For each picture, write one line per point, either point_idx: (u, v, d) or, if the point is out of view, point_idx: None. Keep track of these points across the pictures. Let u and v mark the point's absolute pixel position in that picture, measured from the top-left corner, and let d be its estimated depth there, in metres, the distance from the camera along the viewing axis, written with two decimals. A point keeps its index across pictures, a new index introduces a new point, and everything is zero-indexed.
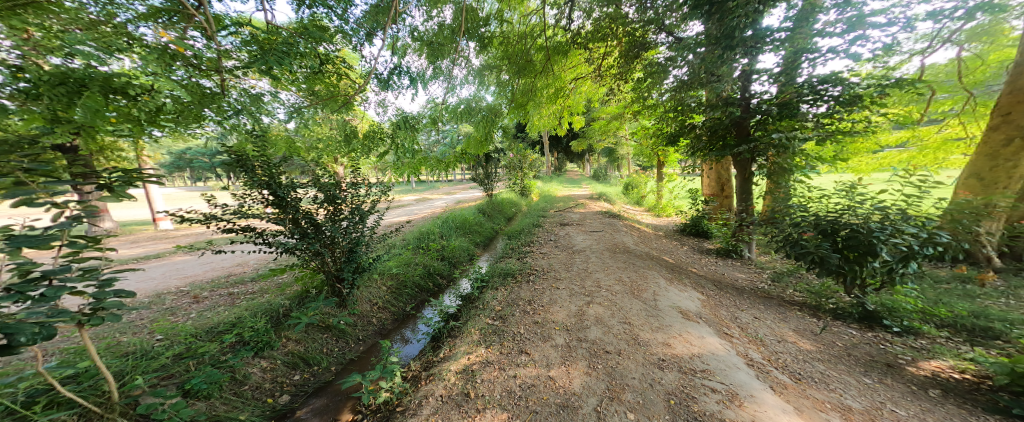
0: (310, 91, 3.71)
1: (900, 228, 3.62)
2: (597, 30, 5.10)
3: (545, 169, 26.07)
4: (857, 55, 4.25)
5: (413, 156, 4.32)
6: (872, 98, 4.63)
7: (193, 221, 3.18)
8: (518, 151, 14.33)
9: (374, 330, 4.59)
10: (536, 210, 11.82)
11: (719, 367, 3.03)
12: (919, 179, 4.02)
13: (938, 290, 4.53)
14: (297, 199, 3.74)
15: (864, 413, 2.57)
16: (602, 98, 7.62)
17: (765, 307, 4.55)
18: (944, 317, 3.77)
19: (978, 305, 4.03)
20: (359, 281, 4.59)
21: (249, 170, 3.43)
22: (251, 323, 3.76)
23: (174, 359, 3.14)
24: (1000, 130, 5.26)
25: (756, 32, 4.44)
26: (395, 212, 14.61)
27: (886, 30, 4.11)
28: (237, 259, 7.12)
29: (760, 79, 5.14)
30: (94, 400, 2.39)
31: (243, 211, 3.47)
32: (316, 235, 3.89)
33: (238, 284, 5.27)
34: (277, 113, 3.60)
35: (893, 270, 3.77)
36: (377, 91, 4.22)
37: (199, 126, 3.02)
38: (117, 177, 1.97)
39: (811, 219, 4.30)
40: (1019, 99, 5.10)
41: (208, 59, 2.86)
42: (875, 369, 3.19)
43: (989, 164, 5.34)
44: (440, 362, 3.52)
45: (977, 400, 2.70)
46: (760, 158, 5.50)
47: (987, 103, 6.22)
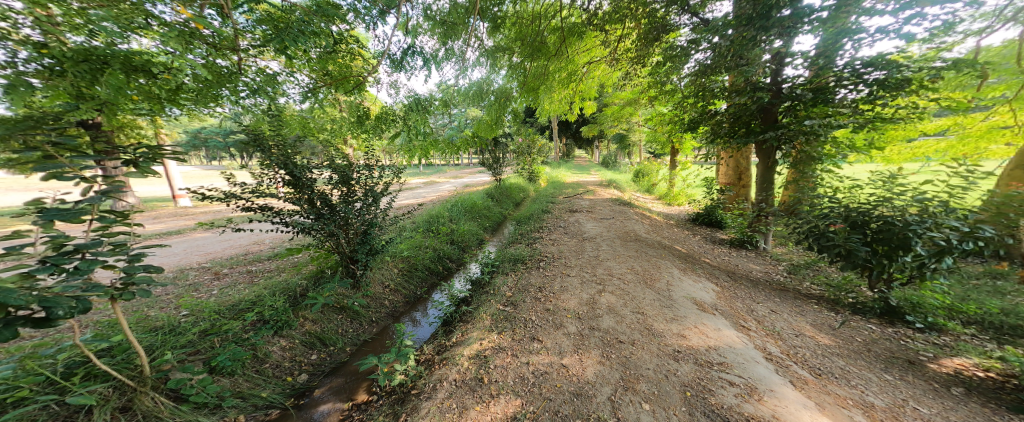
0: (323, 72, 3.67)
1: (942, 221, 3.47)
2: (615, 11, 4.86)
3: (553, 155, 25.90)
4: (910, 34, 3.97)
5: (424, 138, 4.29)
6: (923, 84, 4.34)
7: (213, 199, 3.22)
8: (527, 136, 14.15)
9: (387, 313, 4.71)
10: (545, 196, 11.77)
11: (737, 360, 3.01)
12: (964, 170, 3.81)
13: (968, 286, 4.37)
14: (312, 180, 3.76)
15: (887, 411, 2.53)
16: (616, 82, 7.42)
17: (780, 299, 4.49)
18: (972, 314, 3.66)
19: (1010, 302, 3.88)
20: (372, 263, 4.68)
21: (265, 150, 3.44)
22: (271, 302, 3.87)
23: (200, 335, 3.27)
24: None
25: (796, 10, 4.08)
26: (404, 195, 14.80)
27: (947, 7, 3.81)
28: (253, 237, 7.33)
29: (794, 63, 4.90)
30: (128, 374, 2.53)
31: (261, 190, 3.53)
32: (331, 216, 3.91)
33: (255, 262, 5.46)
34: (291, 94, 3.61)
35: (925, 265, 3.64)
36: (389, 72, 4.16)
37: (215, 105, 3.02)
38: (141, 154, 2.01)
39: (841, 210, 4.15)
40: None
41: (226, 37, 2.86)
42: (896, 365, 3.13)
43: None
44: (452, 347, 3.60)
45: (1005, 400, 2.64)
46: (784, 146, 5.30)
47: None
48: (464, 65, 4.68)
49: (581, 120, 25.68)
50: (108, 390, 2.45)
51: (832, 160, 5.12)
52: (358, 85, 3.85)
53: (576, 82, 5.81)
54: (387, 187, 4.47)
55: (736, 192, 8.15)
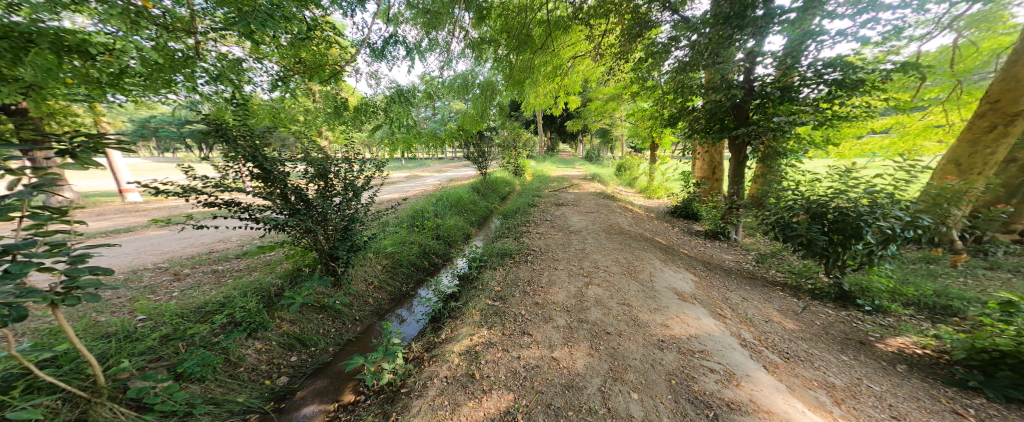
0: (296, 61, 3.53)
1: (889, 212, 3.63)
2: (600, 6, 4.84)
3: (538, 149, 25.89)
4: (866, 38, 4.11)
5: (407, 131, 4.14)
6: (874, 84, 4.56)
7: (170, 194, 3.00)
8: (512, 130, 14.03)
9: (372, 311, 4.64)
10: (530, 190, 11.74)
11: (715, 347, 3.10)
12: (907, 165, 3.99)
13: (905, 270, 4.96)
14: (285, 173, 3.56)
15: (846, 390, 2.71)
16: (600, 77, 7.41)
17: (751, 287, 4.67)
18: (910, 296, 4.05)
19: (939, 284, 4.39)
20: (354, 260, 4.57)
21: (230, 141, 3.20)
22: (241, 303, 3.71)
23: (161, 340, 3.11)
24: (986, 117, 5.51)
25: (769, 11, 4.23)
26: (387, 189, 14.47)
27: (898, 12, 3.95)
28: (217, 235, 7.02)
29: (763, 62, 5.02)
30: (79, 385, 2.38)
31: (225, 185, 3.29)
32: (306, 211, 3.74)
33: (221, 261, 5.24)
34: (258, 82, 3.49)
35: (873, 252, 3.83)
36: (369, 62, 4.03)
37: (166, 92, 2.89)
38: (80, 143, 1.85)
39: (803, 202, 4.29)
40: (1010, 88, 5.30)
41: (181, 18, 2.70)
42: (850, 346, 3.38)
43: (968, 150, 5.65)
44: (442, 343, 3.56)
45: (940, 374, 2.95)
46: (754, 142, 5.46)
47: (974, 91, 6.69)
48: (448, 56, 4.58)
49: (566, 114, 25.78)
50: (56, 403, 2.30)
51: (794, 156, 5.37)
52: (335, 75, 3.74)
53: (561, 76, 5.82)
54: (368, 181, 4.38)
55: (711, 186, 8.31)
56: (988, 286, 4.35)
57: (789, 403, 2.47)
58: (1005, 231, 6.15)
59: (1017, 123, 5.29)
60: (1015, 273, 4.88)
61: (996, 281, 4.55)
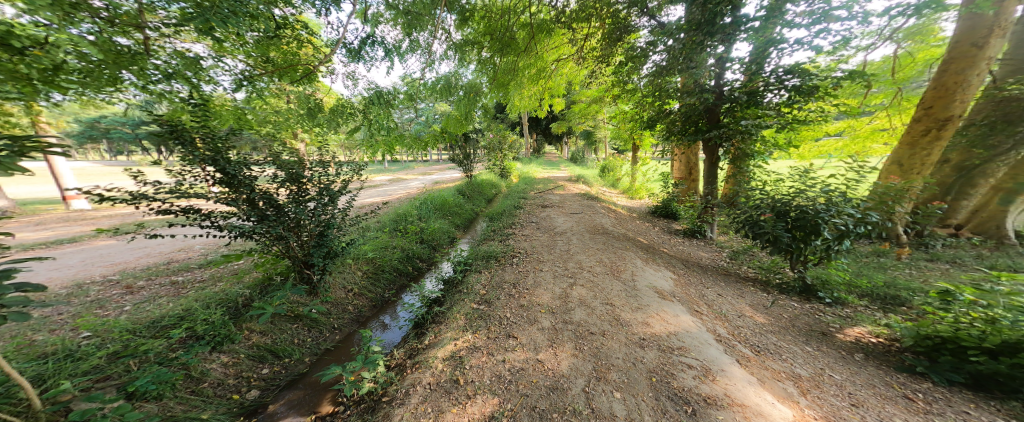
0: (263, 58, 3.39)
1: (842, 209, 3.88)
2: (582, 10, 4.90)
3: (524, 151, 25.98)
4: (820, 47, 4.36)
5: (388, 133, 4.08)
6: (827, 89, 4.86)
7: (116, 201, 2.80)
8: (498, 132, 14.00)
9: (351, 318, 4.51)
10: (516, 192, 11.72)
11: (693, 343, 3.18)
12: (856, 165, 4.26)
13: (860, 262, 5.30)
14: (251, 177, 3.40)
15: (811, 380, 2.85)
16: (583, 80, 7.57)
17: (725, 283, 4.85)
18: (864, 288, 4.36)
19: (888, 275, 4.73)
20: (331, 267, 4.42)
21: (186, 143, 2.99)
22: (203, 315, 3.51)
23: (109, 358, 2.92)
24: (922, 122, 5.94)
25: (735, 19, 4.45)
26: (369, 193, 14.16)
27: (847, 23, 4.20)
28: (177, 244, 6.61)
29: (732, 68, 5.24)
30: (11, 411, 2.16)
31: (183, 190, 3.16)
32: (276, 218, 3.58)
33: (180, 272, 4.94)
34: (221, 81, 3.28)
35: (830, 247, 4.06)
36: (345, 62, 3.93)
37: (113, 90, 2.73)
38: (2, 147, 1.71)
39: (768, 201, 4.48)
40: (941, 95, 5.73)
41: (125, 12, 2.55)
42: (813, 337, 3.59)
43: (908, 152, 6.10)
44: (425, 349, 3.49)
45: (890, 361, 3.17)
46: (725, 144, 5.73)
47: (910, 98, 7.36)
48: (431, 58, 4.51)
49: (550, 117, 26.04)
50: None
51: (761, 157, 5.63)
52: (307, 75, 3.60)
53: (544, 79, 5.88)
54: (344, 185, 4.25)
55: (688, 186, 8.69)
56: (930, 276, 4.74)
57: (759, 395, 2.56)
58: (942, 226, 6.70)
59: (947, 128, 5.76)
60: (951, 262, 5.34)
61: (937, 271, 4.95)
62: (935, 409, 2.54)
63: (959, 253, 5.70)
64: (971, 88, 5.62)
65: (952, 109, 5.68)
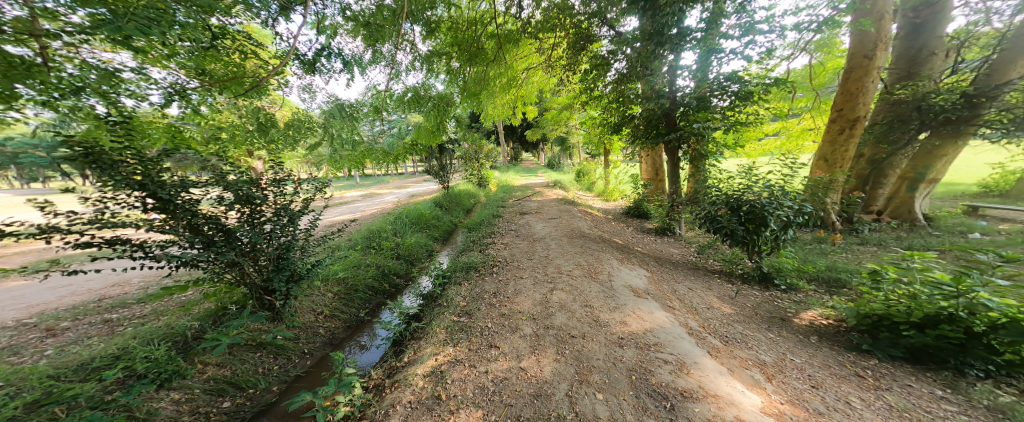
0: (200, 70, 3.10)
1: (782, 201, 4.24)
2: (547, 20, 5.07)
3: (501, 159, 26.15)
4: (750, 57, 4.77)
5: (354, 147, 3.97)
6: (757, 95, 5.36)
7: (19, 237, 2.46)
8: (472, 142, 13.99)
9: (323, 341, 4.30)
10: (494, 201, 11.71)
11: (668, 339, 3.31)
12: (790, 162, 4.71)
13: (806, 249, 5.82)
14: (191, 201, 3.16)
15: (775, 365, 3.06)
16: (553, 87, 7.86)
17: (694, 277, 5.13)
18: (812, 273, 4.78)
19: (829, 260, 5.22)
20: (295, 291, 4.19)
21: (107, 166, 2.69)
22: (143, 353, 3.19)
23: (27, 408, 2.55)
24: (837, 122, 6.67)
25: (681, 30, 4.72)
26: (339, 210, 13.64)
27: (769, 35, 4.64)
28: (112, 278, 5.96)
29: (683, 75, 5.60)
30: None
31: (104, 220, 2.78)
32: (226, 244, 3.36)
33: (115, 309, 4.46)
34: (150, 94, 2.88)
35: (778, 237, 4.43)
36: (301, 75, 3.82)
37: (13, 108, 2.41)
38: None
39: (723, 197, 4.82)
40: (847, 99, 6.47)
41: (18, 18, 2.24)
42: (774, 324, 3.87)
43: (831, 148, 6.81)
44: (404, 367, 3.40)
45: (840, 341, 3.49)
46: (683, 146, 6.12)
47: (829, 101, 8.30)
48: (396, 69, 4.46)
49: (524, 124, 26.48)
50: None
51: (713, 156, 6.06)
52: (255, 88, 3.47)
53: (516, 88, 6.05)
54: (305, 205, 4.09)
55: (655, 186, 9.14)
56: (864, 258, 5.29)
57: (730, 385, 2.70)
58: (868, 212, 7.49)
59: (857, 127, 6.49)
60: (877, 245, 5.98)
61: (867, 253, 5.54)
62: (884, 384, 2.81)
63: (883, 235, 6.42)
64: (869, 92, 6.34)
65: (858, 111, 6.41)
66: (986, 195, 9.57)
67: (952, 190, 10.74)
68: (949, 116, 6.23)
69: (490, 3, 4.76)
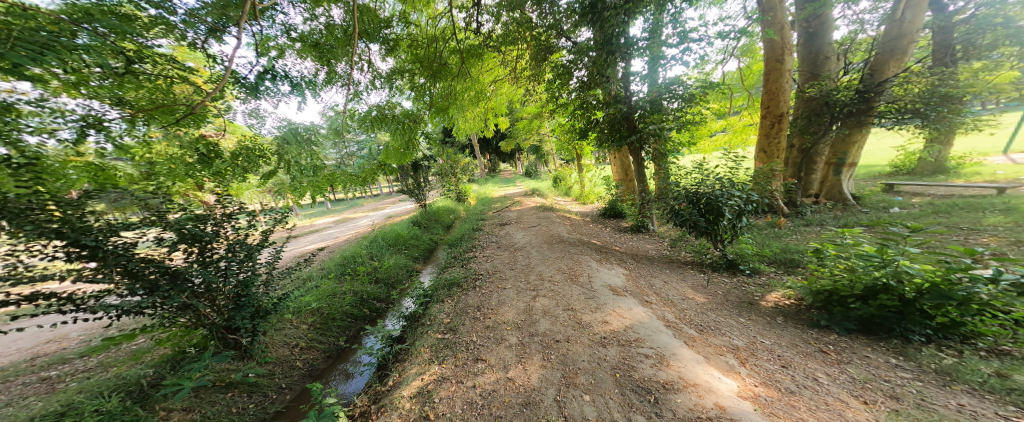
0: (118, 99, 2.90)
1: (732, 192, 4.60)
2: (507, 34, 5.19)
3: (481, 172, 26.12)
4: (689, 62, 5.17)
5: (315, 173, 3.81)
6: (699, 97, 5.91)
7: None
8: (448, 157, 13.85)
9: (302, 374, 4.11)
10: (475, 214, 11.65)
11: (647, 333, 3.43)
12: (734, 156, 5.13)
13: (762, 234, 6.32)
14: (125, 245, 2.86)
15: (746, 349, 3.28)
16: (522, 98, 8.03)
17: (669, 271, 5.39)
18: (771, 257, 5.18)
19: (783, 242, 5.69)
20: (264, 326, 3.95)
21: (14, 214, 2.41)
22: (92, 407, 2.88)
23: None
24: (767, 117, 7.36)
25: (628, 40, 5.01)
26: (308, 239, 13.04)
27: (701, 43, 5.07)
28: (47, 333, 5.33)
29: (636, 80, 5.98)
30: None
31: (22, 274, 2.52)
32: (172, 287, 3.10)
33: (52, 366, 3.98)
34: (62, 132, 2.69)
35: (734, 225, 4.78)
36: (246, 98, 3.68)
37: None
38: None
39: (683, 192, 5.14)
40: (772, 98, 7.16)
41: None
42: (744, 308, 4.16)
43: (767, 141, 7.49)
44: (390, 391, 3.30)
45: (802, 319, 3.80)
46: (645, 146, 6.46)
47: (760, 99, 9.14)
48: (356, 88, 4.44)
49: (499, 135, 26.65)
50: None
51: (672, 154, 6.46)
52: (190, 116, 3.27)
53: (485, 101, 6.11)
54: (264, 237, 3.88)
55: (627, 187, 9.50)
56: (812, 238, 5.81)
57: (708, 372, 2.84)
58: (806, 197, 8.31)
59: (784, 121, 7.21)
60: (820, 225, 6.60)
61: (813, 233, 6.09)
62: (843, 358, 3.09)
63: (824, 216, 7.12)
64: (786, 91, 7.08)
65: (782, 107, 7.13)
66: (897, 174, 10.74)
67: (870, 171, 12.04)
68: (850, 109, 7.08)
69: (449, 20, 4.84)
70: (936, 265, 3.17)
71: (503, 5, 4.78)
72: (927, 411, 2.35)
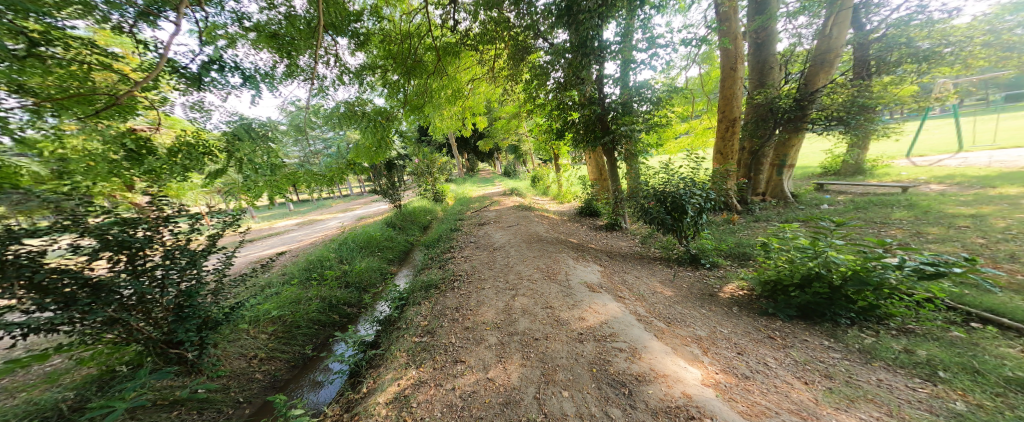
0: (19, 85, 2.51)
1: (694, 191, 4.97)
2: (485, 33, 5.21)
3: (459, 171, 25.83)
4: (655, 67, 5.51)
5: (273, 172, 3.52)
6: (665, 101, 6.31)
7: None
8: (424, 157, 13.45)
9: (262, 386, 3.86)
10: (453, 215, 11.45)
11: (621, 328, 3.58)
12: (695, 157, 5.54)
13: (720, 230, 6.86)
14: (34, 253, 2.48)
15: (708, 338, 3.56)
16: (500, 97, 8.08)
17: (640, 266, 5.68)
18: (727, 251, 5.65)
19: (737, 237, 6.22)
20: (213, 338, 3.60)
21: None
22: None
23: None
24: (723, 122, 8.04)
25: (601, 44, 5.21)
26: (268, 242, 12.15)
27: (666, 49, 5.41)
28: None
29: (608, 83, 6.25)
30: None
31: None
32: (95, 300, 2.71)
33: None
34: None
35: (694, 222, 5.17)
36: (186, 90, 3.34)
37: None
38: None
39: (651, 191, 5.45)
40: (727, 104, 7.81)
41: None
42: (705, 299, 4.51)
43: (723, 144, 8.18)
44: (364, 399, 3.18)
45: (753, 308, 4.20)
46: (617, 147, 6.74)
47: (716, 104, 9.90)
48: (321, 83, 4.21)
49: (477, 135, 26.38)
50: None
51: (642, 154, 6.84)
52: (114, 108, 2.91)
53: (461, 99, 6.45)
54: (211, 242, 3.55)
55: (601, 186, 9.78)
56: (761, 233, 6.40)
57: (675, 362, 3.02)
58: (755, 195, 9.22)
59: (737, 124, 7.91)
60: (766, 221, 7.31)
61: (761, 228, 6.73)
62: (787, 342, 3.47)
63: (768, 212, 7.90)
64: (737, 98, 7.77)
65: (735, 112, 7.82)
66: (825, 175, 12.11)
67: (804, 172, 13.52)
68: (789, 115, 7.98)
69: (425, 16, 4.74)
70: (856, 255, 3.66)
71: (481, 5, 4.79)
72: (854, 387, 2.71)
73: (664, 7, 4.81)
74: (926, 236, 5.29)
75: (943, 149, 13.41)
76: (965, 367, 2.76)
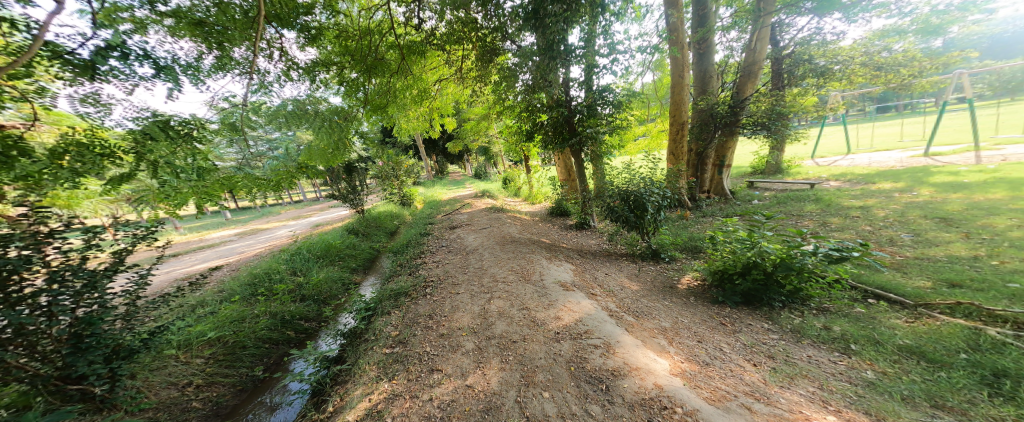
0: None
1: (653, 190, 5.31)
2: (451, 33, 5.15)
3: (426, 173, 25.07)
4: (614, 72, 5.77)
5: (204, 176, 3.25)
6: (625, 104, 6.64)
7: None
8: (389, 159, 12.82)
9: (205, 415, 3.45)
10: (422, 218, 11.08)
11: (595, 324, 3.70)
12: (652, 158, 5.91)
13: (676, 225, 7.39)
14: None
15: (671, 329, 3.80)
16: (468, 99, 8.00)
17: (608, 263, 5.92)
18: (683, 245, 6.10)
19: (690, 232, 6.75)
20: (128, 368, 3.09)
21: None
22: None
23: None
24: (673, 125, 8.66)
25: (568, 48, 5.33)
26: (207, 254, 10.90)
27: (624, 55, 5.69)
28: None
29: (574, 86, 6.44)
30: None
31: None
32: None
33: None
34: None
35: (653, 218, 5.46)
36: (80, 80, 2.83)
37: None
38: None
39: (617, 190, 5.69)
40: (677, 109, 8.42)
41: None
42: (666, 291, 4.83)
43: (675, 146, 8.81)
44: (330, 419, 2.96)
45: (706, 298, 4.58)
46: (584, 148, 6.95)
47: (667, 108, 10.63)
48: (262, 78, 3.86)
49: (445, 137, 25.72)
50: None
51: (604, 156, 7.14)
52: None
53: (429, 100, 6.28)
54: (118, 259, 3.02)
55: (569, 186, 10.07)
56: (708, 226, 7.02)
57: (647, 354, 3.18)
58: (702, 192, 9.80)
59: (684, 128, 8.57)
60: (712, 216, 8.02)
61: (708, 223, 7.36)
62: (736, 327, 3.83)
63: (714, 208, 8.68)
64: (684, 104, 8.42)
65: (683, 117, 8.46)
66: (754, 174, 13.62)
67: (740, 170, 15.06)
68: (726, 120, 8.86)
69: (386, 13, 4.54)
70: (782, 244, 4.11)
71: (446, 4, 4.68)
72: (792, 365, 3.06)
73: (623, 15, 5.05)
74: (831, 225, 6.19)
75: (837, 151, 15.84)
76: (869, 339, 3.26)
